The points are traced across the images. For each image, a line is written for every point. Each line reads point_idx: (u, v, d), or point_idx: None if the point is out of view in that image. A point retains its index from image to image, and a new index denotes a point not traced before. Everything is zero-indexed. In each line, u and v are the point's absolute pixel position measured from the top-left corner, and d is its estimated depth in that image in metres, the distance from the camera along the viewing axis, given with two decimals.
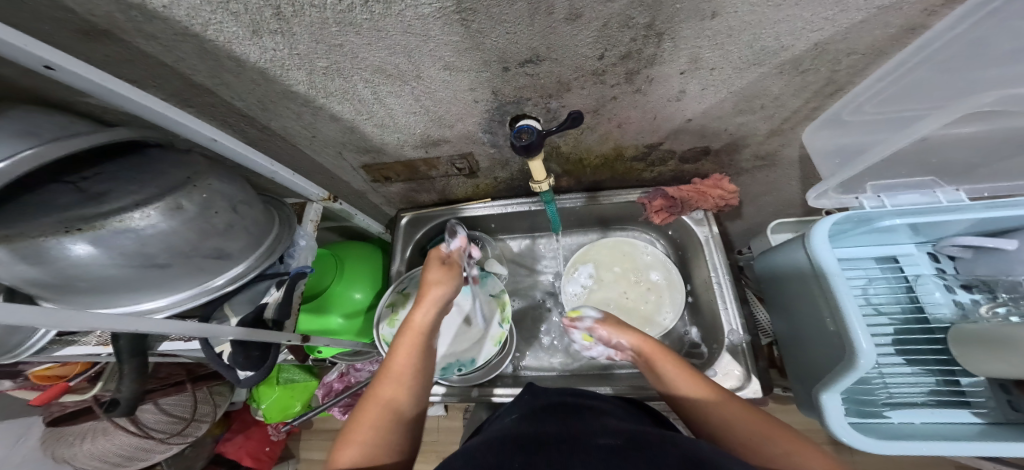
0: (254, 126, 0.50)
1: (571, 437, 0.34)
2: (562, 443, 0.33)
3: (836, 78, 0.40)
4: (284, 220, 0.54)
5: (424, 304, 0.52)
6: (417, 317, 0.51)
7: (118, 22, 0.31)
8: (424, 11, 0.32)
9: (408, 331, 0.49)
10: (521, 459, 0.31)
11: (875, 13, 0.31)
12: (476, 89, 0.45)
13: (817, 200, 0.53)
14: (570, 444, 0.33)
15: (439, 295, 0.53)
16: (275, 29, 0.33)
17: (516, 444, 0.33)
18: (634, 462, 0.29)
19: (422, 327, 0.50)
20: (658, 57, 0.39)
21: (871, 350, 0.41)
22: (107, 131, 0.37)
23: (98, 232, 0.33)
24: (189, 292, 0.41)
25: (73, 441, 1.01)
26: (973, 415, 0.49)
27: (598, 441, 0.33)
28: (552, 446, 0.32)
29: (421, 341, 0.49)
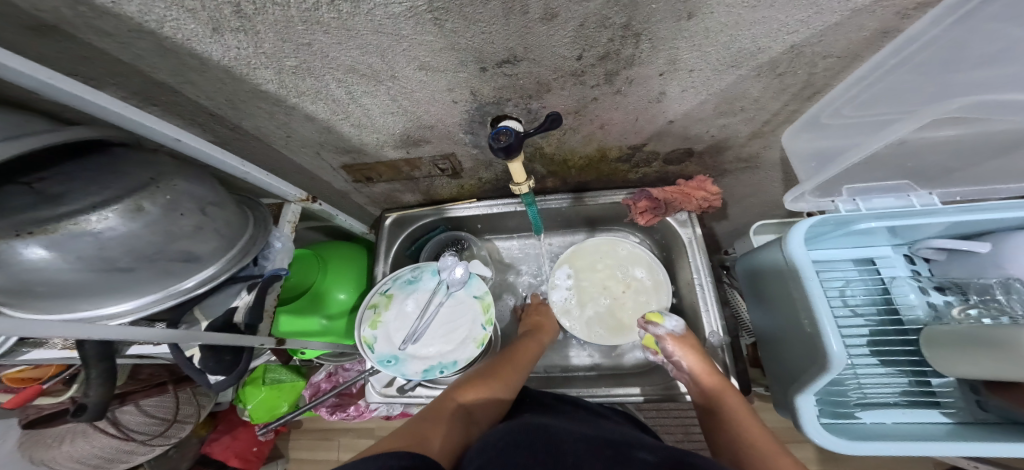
0: (226, 125, 0.48)
1: (610, 445, 0.38)
2: (578, 452, 0.36)
3: (814, 81, 0.40)
4: (259, 221, 0.53)
5: (535, 343, 0.67)
6: (529, 347, 0.65)
7: (66, 17, 0.29)
8: (395, 10, 0.31)
9: (512, 358, 0.61)
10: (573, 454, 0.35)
11: (849, 15, 0.30)
12: (454, 89, 0.45)
13: (793, 203, 0.52)
14: (611, 452, 0.37)
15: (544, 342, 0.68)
16: (237, 27, 0.32)
17: (552, 439, 0.38)
18: None
19: (531, 355, 0.64)
20: (637, 58, 0.38)
21: (843, 353, 0.41)
22: (63, 130, 0.35)
23: (52, 236, 0.32)
24: (156, 296, 0.40)
25: (51, 444, 0.99)
26: (943, 415, 0.51)
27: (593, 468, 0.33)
28: (598, 450, 0.37)
29: (524, 364, 0.61)
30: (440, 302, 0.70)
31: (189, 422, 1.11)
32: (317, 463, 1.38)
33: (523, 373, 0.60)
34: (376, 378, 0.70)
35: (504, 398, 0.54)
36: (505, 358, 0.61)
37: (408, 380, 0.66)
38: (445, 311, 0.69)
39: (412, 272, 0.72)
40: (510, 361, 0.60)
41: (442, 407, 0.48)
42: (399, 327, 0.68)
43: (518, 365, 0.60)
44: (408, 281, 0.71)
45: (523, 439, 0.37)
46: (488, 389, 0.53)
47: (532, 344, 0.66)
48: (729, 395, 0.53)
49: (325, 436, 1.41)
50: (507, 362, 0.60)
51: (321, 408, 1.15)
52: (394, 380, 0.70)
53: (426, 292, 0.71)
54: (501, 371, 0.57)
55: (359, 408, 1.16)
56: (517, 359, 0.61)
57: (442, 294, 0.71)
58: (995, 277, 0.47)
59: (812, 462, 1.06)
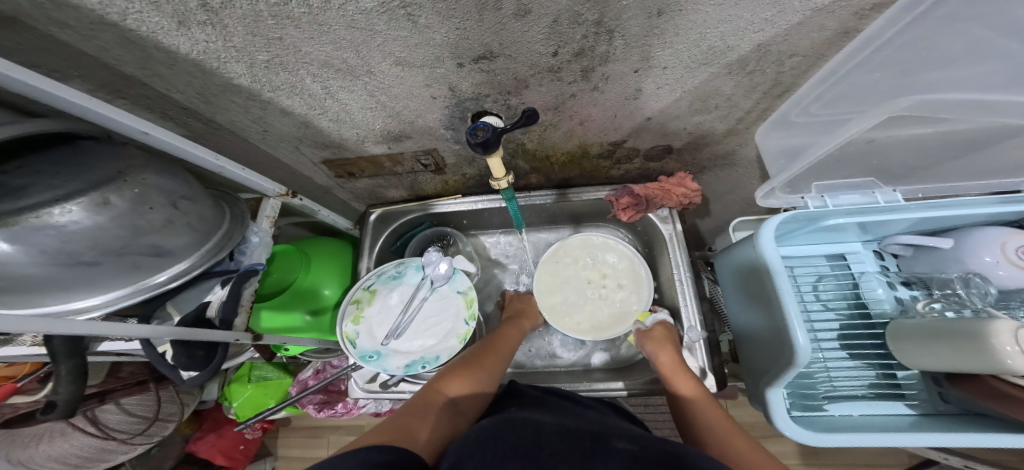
0: (199, 119, 0.48)
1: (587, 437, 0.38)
2: (553, 444, 0.35)
3: (782, 80, 0.41)
4: (236, 215, 0.52)
5: (514, 330, 0.69)
6: (510, 336, 0.67)
7: (22, 8, 0.29)
8: (366, 5, 0.31)
9: (494, 347, 0.62)
10: (550, 447, 0.35)
11: (811, 15, 0.31)
12: (432, 85, 0.44)
13: (765, 198, 0.54)
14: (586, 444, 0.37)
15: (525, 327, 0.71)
16: (204, 20, 0.31)
17: (528, 432, 0.38)
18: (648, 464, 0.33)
19: (513, 342, 0.66)
20: (611, 55, 0.39)
21: (809, 346, 0.43)
22: (24, 123, 0.35)
23: (13, 229, 0.31)
24: (125, 291, 0.40)
25: (26, 444, 0.96)
26: (907, 407, 0.53)
27: (573, 463, 0.32)
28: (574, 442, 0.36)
29: (506, 352, 0.63)
30: (424, 297, 0.70)
31: (171, 420, 1.09)
32: (305, 460, 1.37)
33: (505, 363, 0.61)
34: (359, 374, 0.70)
35: (488, 388, 0.55)
36: (487, 349, 0.62)
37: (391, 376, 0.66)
38: (428, 306, 0.69)
39: (395, 268, 0.71)
40: (492, 350, 0.62)
41: (427, 399, 0.48)
42: (382, 321, 0.68)
43: (501, 354, 0.62)
44: (392, 277, 0.71)
45: (498, 435, 0.37)
46: (471, 379, 0.54)
47: (512, 334, 0.68)
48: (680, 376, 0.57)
49: (313, 433, 1.40)
50: (489, 352, 0.61)
51: (308, 405, 1.14)
52: (378, 376, 0.70)
53: (410, 287, 0.71)
54: (484, 361, 0.58)
55: (347, 405, 1.15)
56: (498, 348, 0.62)
57: (426, 290, 0.70)
58: (957, 272, 0.50)
59: (790, 454, 1.09)
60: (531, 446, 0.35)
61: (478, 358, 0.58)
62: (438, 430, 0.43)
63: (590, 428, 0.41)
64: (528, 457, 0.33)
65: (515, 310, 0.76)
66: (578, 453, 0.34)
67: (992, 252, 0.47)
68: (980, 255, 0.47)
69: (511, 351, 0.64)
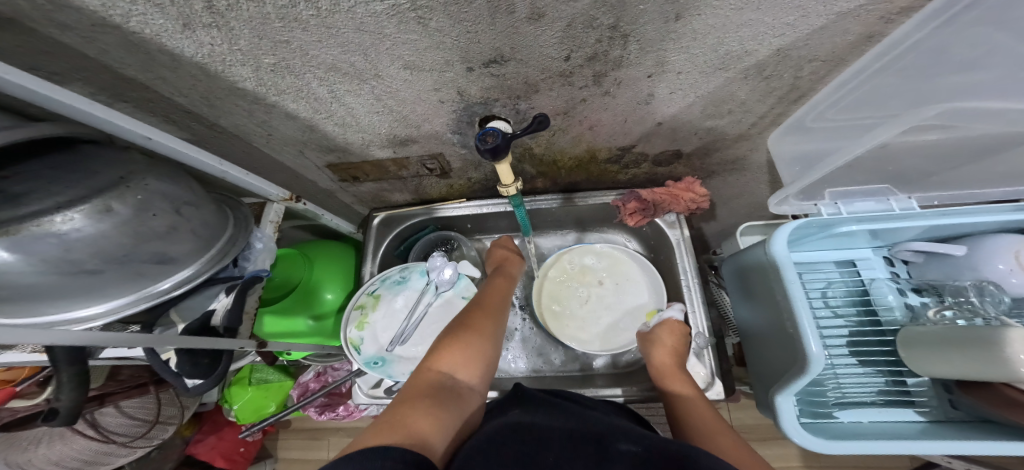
0: (203, 123, 0.47)
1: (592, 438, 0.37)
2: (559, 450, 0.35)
3: (799, 85, 0.41)
4: (240, 221, 0.52)
5: (501, 283, 0.67)
6: (498, 291, 0.65)
7: (23, 9, 0.28)
8: (377, 8, 0.30)
9: (484, 307, 0.60)
10: (554, 455, 0.34)
11: (834, 19, 0.31)
12: (440, 89, 0.44)
13: (777, 205, 0.53)
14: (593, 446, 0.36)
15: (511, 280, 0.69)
16: (211, 23, 0.30)
17: (535, 439, 0.36)
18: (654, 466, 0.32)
19: (502, 295, 0.64)
20: (625, 59, 0.38)
21: (822, 355, 0.42)
22: (24, 127, 0.34)
23: (13, 238, 0.30)
24: (129, 299, 0.39)
25: (24, 448, 0.95)
26: (917, 414, 0.53)
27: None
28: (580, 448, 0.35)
29: (498, 307, 0.61)
30: (429, 303, 0.69)
31: (171, 424, 1.10)
32: (305, 463, 1.37)
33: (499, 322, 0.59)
34: (363, 379, 0.69)
35: (488, 353, 0.54)
36: (476, 311, 0.59)
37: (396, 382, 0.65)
38: (435, 312, 0.69)
39: (400, 272, 0.71)
40: (483, 310, 0.60)
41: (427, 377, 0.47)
42: (387, 327, 0.67)
43: (492, 312, 0.60)
44: (397, 282, 0.70)
45: (502, 441, 0.36)
46: (467, 350, 0.52)
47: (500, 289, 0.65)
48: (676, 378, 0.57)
49: (314, 435, 1.40)
50: (479, 315, 0.58)
51: (309, 408, 1.14)
52: (382, 381, 0.70)
53: (414, 292, 0.70)
54: (476, 326, 0.56)
55: (349, 408, 1.15)
56: (487, 309, 0.60)
57: (431, 295, 0.70)
58: (969, 280, 0.49)
59: (794, 458, 1.09)
60: (534, 451, 0.34)
61: (470, 321, 0.57)
62: (447, 405, 0.43)
63: (590, 429, 0.40)
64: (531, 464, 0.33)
65: (498, 259, 0.74)
66: (583, 460, 0.33)
67: (1006, 259, 0.46)
68: (993, 263, 0.47)
69: (501, 306, 0.62)
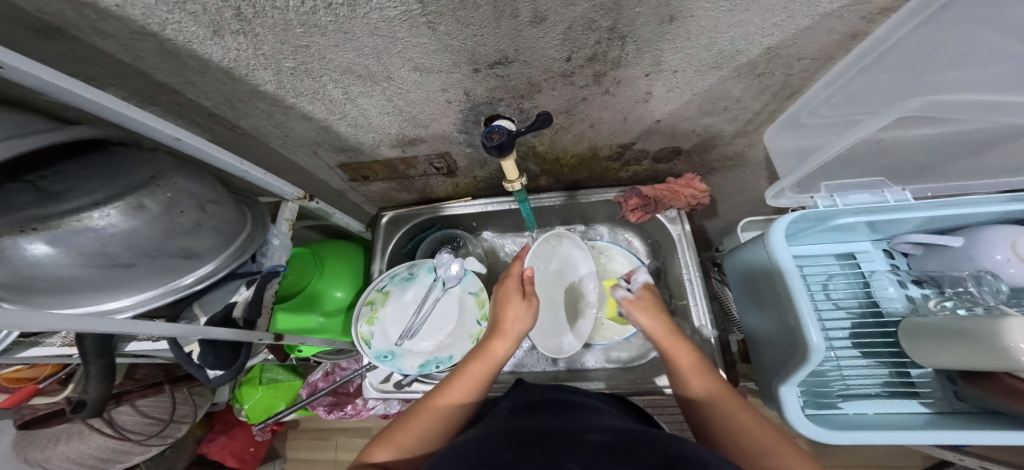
0: (224, 125, 0.49)
1: (565, 431, 0.36)
2: (524, 444, 0.33)
3: (791, 82, 0.42)
4: (257, 218, 0.54)
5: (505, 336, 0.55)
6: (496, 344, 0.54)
7: (69, 19, 0.30)
8: (390, 14, 0.33)
9: (470, 370, 0.51)
10: (514, 450, 0.32)
11: (819, 19, 0.32)
12: (448, 90, 0.46)
13: (774, 199, 0.54)
14: (562, 439, 0.34)
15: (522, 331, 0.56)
16: (237, 30, 0.33)
17: (510, 434, 0.35)
18: (621, 459, 0.31)
19: (497, 357, 0.53)
20: (623, 59, 0.40)
21: (823, 344, 0.43)
22: (63, 129, 0.36)
23: (54, 232, 0.33)
24: (156, 292, 0.41)
25: (44, 445, 0.99)
26: (923, 405, 0.53)
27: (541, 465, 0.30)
28: (548, 441, 0.34)
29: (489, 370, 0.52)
30: (436, 298, 0.71)
31: (185, 422, 1.11)
32: (314, 463, 1.38)
33: (468, 404, 0.48)
34: (373, 373, 0.71)
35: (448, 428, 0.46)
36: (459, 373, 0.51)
37: (404, 376, 0.66)
38: (441, 307, 0.71)
39: (407, 269, 0.73)
40: (469, 372, 0.51)
41: (378, 441, 0.44)
42: (395, 323, 0.69)
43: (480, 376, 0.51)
44: (405, 278, 0.72)
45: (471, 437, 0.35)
46: (411, 439, 0.43)
47: (484, 359, 0.53)
48: (694, 368, 0.50)
49: (323, 436, 1.41)
50: (442, 395, 0.48)
51: (318, 407, 1.16)
52: (391, 376, 0.71)
53: (421, 288, 0.72)
54: (432, 409, 0.47)
55: (357, 407, 1.16)
56: (455, 386, 0.49)
57: (438, 290, 0.71)
58: (967, 270, 0.49)
59: None
60: (501, 447, 0.33)
61: (448, 385, 0.49)
62: None
63: (571, 423, 0.38)
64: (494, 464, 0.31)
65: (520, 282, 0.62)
66: (547, 450, 0.32)
67: (1003, 250, 0.47)
68: (991, 253, 0.48)
69: (482, 385, 0.50)
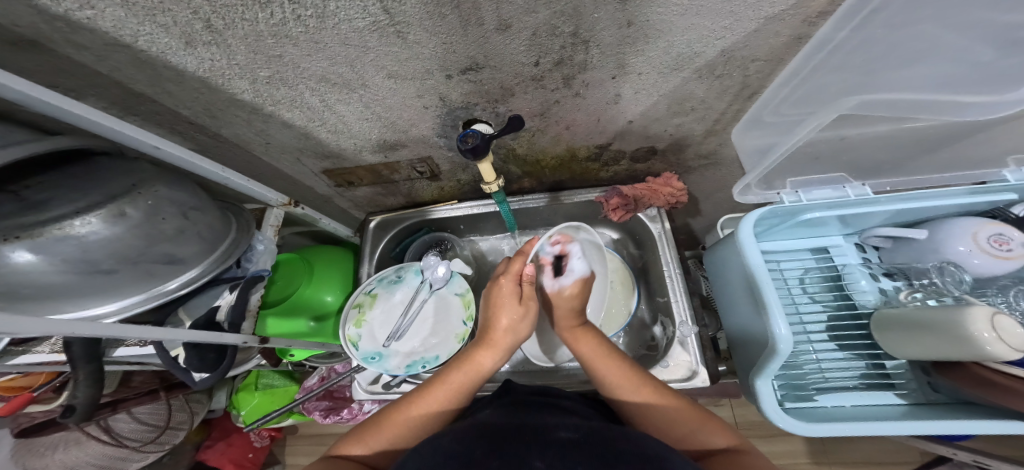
0: (206, 134, 0.51)
1: (534, 431, 0.37)
2: (494, 442, 0.34)
3: (749, 82, 0.43)
4: (242, 225, 0.55)
5: (491, 350, 0.53)
6: (478, 355, 0.52)
7: (45, 33, 0.32)
8: (359, 24, 0.34)
9: (449, 378, 0.51)
10: (484, 447, 0.33)
11: (764, 23, 0.34)
12: (424, 96, 0.47)
13: (743, 195, 0.54)
14: (532, 437, 0.35)
15: (509, 347, 0.53)
16: (210, 40, 0.34)
17: (482, 433, 0.36)
18: (585, 456, 0.31)
19: (480, 371, 0.52)
20: (589, 62, 0.41)
21: (789, 335, 0.44)
22: (44, 140, 0.38)
23: (36, 240, 0.34)
24: (140, 297, 0.42)
25: (43, 452, 1.01)
26: (898, 397, 0.54)
27: (509, 461, 0.31)
28: (518, 440, 0.35)
29: (469, 383, 0.51)
30: (423, 299, 0.72)
31: (181, 429, 1.10)
32: None
33: (444, 413, 0.49)
34: (362, 375, 0.71)
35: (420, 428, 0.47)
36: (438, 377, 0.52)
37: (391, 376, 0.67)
38: (427, 308, 0.72)
39: (395, 272, 0.74)
40: (447, 380, 0.51)
41: (356, 434, 0.47)
42: (383, 325, 0.70)
43: (459, 386, 0.50)
44: (393, 281, 0.73)
45: (443, 435, 0.36)
46: (383, 438, 0.46)
47: (468, 371, 0.51)
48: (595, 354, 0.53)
49: (321, 441, 1.42)
50: (416, 402, 0.48)
51: (314, 412, 1.16)
52: (380, 377, 0.71)
53: (407, 291, 0.73)
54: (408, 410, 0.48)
55: (353, 411, 1.17)
56: (430, 396, 0.49)
57: (426, 292, 0.73)
58: (932, 262, 0.51)
59: (800, 454, 1.09)
60: (471, 444, 0.33)
61: (426, 389, 0.50)
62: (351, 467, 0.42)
63: (542, 422, 0.39)
64: (462, 460, 0.31)
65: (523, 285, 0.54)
66: (514, 448, 0.33)
67: (965, 241, 0.48)
68: (954, 245, 0.49)
69: (461, 396, 0.50)
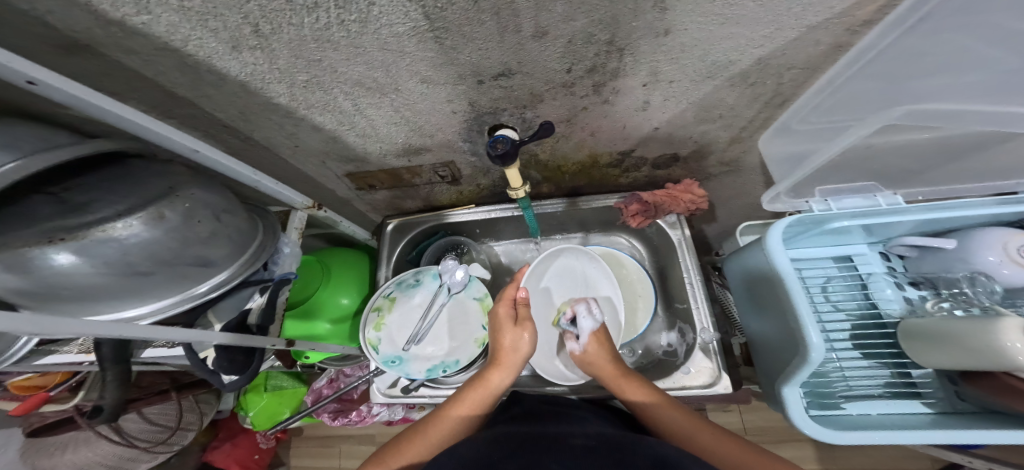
0: (237, 136, 0.51)
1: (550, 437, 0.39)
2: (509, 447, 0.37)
3: (783, 91, 0.44)
4: (268, 227, 0.56)
5: (500, 368, 0.54)
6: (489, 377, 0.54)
7: (98, 38, 0.32)
8: (398, 30, 0.35)
9: (461, 398, 0.52)
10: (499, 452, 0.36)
11: (806, 31, 0.34)
12: (453, 101, 0.48)
13: (771, 203, 0.55)
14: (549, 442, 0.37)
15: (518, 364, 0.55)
16: (254, 45, 0.35)
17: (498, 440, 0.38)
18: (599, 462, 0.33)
19: (491, 389, 0.53)
20: (621, 70, 0.42)
21: (822, 344, 0.43)
22: (86, 143, 0.38)
23: (80, 242, 0.34)
24: (172, 300, 0.43)
25: (53, 452, 1.01)
26: (926, 406, 0.53)
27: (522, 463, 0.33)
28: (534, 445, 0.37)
29: (483, 400, 0.52)
30: (441, 304, 0.72)
31: (191, 430, 1.12)
32: None
33: (461, 428, 0.49)
34: (381, 378, 0.71)
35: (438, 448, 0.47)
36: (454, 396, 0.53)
37: (411, 380, 0.67)
38: (445, 312, 0.72)
39: (413, 276, 0.74)
40: (460, 399, 0.52)
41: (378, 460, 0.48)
42: (401, 329, 0.70)
43: (470, 404, 0.51)
44: (411, 285, 0.73)
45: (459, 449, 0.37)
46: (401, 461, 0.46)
47: (480, 389, 0.53)
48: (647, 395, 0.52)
49: (327, 443, 1.41)
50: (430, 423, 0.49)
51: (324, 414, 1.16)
52: (398, 381, 0.71)
53: (426, 294, 0.73)
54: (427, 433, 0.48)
55: (362, 413, 1.17)
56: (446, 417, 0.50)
57: (443, 296, 0.73)
58: (962, 272, 0.51)
59: (811, 461, 1.08)
60: (484, 452, 0.36)
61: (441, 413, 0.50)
62: None
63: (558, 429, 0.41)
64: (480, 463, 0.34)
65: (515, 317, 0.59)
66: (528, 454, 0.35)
67: (995, 251, 0.48)
68: (983, 254, 0.48)
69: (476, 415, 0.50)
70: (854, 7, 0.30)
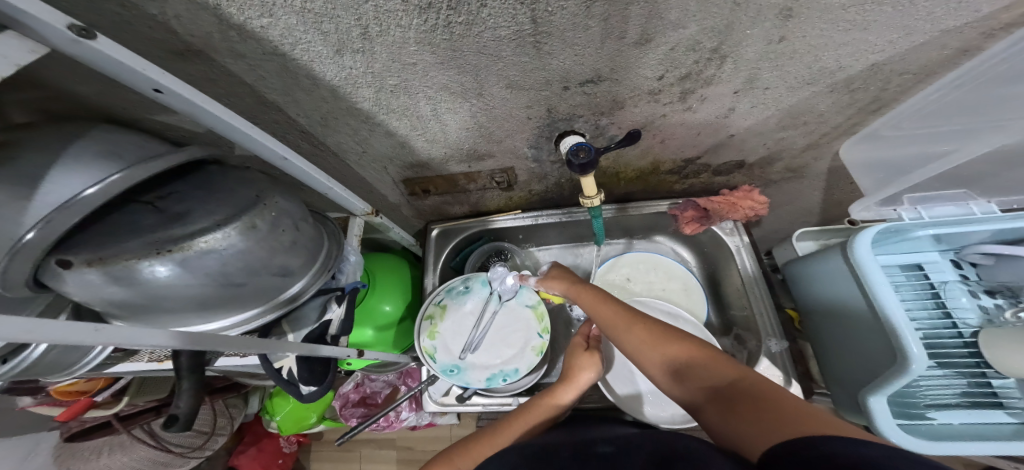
0: (310, 142, 0.51)
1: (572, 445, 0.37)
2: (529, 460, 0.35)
3: (884, 96, 0.43)
4: (332, 233, 0.55)
5: (572, 385, 0.54)
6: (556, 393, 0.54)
7: (214, 42, 0.32)
8: (501, 33, 0.34)
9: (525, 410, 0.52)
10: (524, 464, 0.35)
11: (938, 35, 0.35)
12: (532, 106, 0.47)
13: (859, 214, 0.60)
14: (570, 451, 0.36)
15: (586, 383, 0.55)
16: (358, 48, 0.34)
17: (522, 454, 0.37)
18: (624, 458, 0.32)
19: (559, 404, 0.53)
20: (716, 77, 0.41)
21: (923, 355, 0.43)
22: (181, 150, 0.37)
23: (186, 253, 0.34)
24: (258, 310, 0.42)
25: (87, 457, 1.00)
26: (1009, 415, 0.52)
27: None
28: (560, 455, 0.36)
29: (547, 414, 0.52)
30: (494, 311, 0.71)
31: (223, 434, 1.11)
32: None
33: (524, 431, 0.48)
34: (434, 387, 0.70)
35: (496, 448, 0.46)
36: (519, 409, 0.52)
37: (469, 389, 0.66)
38: (499, 319, 0.71)
39: (463, 283, 0.73)
40: (529, 411, 0.52)
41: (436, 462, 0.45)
42: (456, 337, 0.69)
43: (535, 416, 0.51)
44: (461, 291, 0.72)
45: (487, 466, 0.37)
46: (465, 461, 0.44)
47: (546, 402, 0.53)
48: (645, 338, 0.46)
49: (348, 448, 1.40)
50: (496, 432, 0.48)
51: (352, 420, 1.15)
52: (451, 389, 0.70)
53: (478, 301, 0.72)
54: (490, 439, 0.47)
55: (390, 418, 1.15)
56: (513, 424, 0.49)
57: (495, 303, 0.72)
58: None
59: None
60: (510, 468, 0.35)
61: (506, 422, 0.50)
62: None
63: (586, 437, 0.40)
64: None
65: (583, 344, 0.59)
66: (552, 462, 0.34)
67: None
68: None
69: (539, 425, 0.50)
70: (1004, 10, 0.32)
